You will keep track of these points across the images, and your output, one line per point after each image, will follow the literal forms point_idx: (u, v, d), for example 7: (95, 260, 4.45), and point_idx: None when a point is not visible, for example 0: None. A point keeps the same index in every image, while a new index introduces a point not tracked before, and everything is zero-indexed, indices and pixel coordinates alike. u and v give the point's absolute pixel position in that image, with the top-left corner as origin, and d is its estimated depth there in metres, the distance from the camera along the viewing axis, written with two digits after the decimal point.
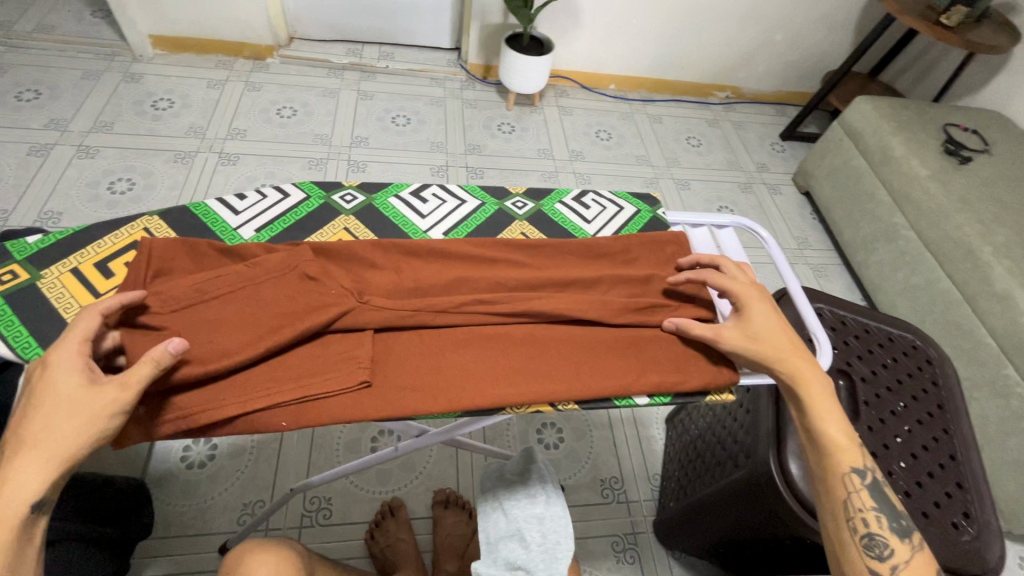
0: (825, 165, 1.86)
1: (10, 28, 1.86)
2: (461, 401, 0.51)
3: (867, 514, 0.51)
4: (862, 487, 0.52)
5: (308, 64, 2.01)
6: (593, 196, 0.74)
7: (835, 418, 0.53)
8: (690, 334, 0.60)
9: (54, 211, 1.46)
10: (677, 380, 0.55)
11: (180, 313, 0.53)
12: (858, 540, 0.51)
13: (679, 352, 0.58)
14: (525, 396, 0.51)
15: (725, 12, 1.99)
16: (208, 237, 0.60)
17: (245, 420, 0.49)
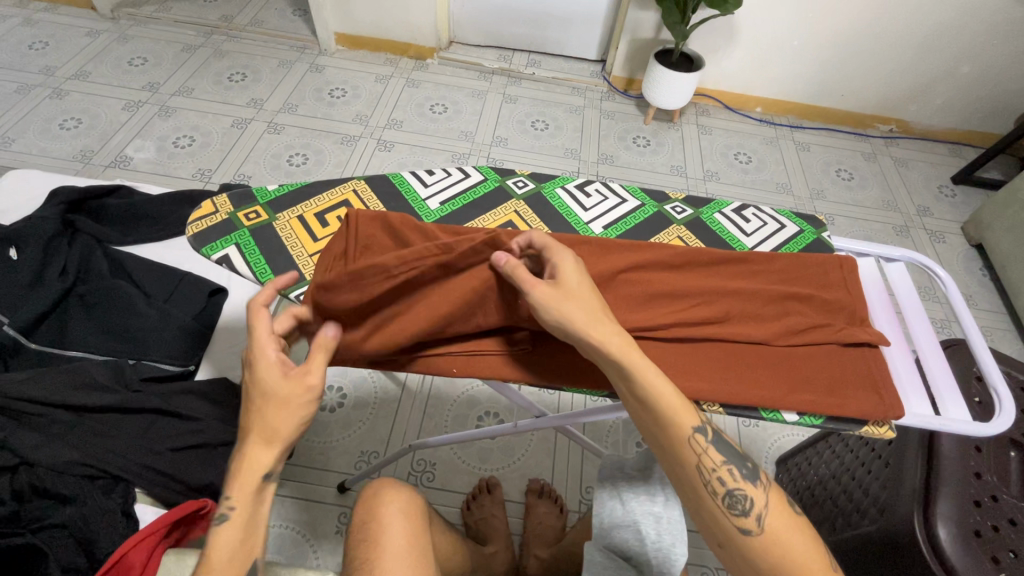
0: (1008, 216, 1.63)
1: (231, 21, 2.23)
2: None
3: None
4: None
5: (462, 66, 2.17)
6: (754, 210, 0.74)
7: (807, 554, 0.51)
8: (850, 361, 0.57)
9: (245, 174, 1.73)
10: (834, 404, 0.53)
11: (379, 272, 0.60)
12: None
13: (836, 375, 0.56)
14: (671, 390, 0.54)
15: (904, 37, 1.82)
16: (402, 205, 0.70)
17: (426, 360, 0.60)
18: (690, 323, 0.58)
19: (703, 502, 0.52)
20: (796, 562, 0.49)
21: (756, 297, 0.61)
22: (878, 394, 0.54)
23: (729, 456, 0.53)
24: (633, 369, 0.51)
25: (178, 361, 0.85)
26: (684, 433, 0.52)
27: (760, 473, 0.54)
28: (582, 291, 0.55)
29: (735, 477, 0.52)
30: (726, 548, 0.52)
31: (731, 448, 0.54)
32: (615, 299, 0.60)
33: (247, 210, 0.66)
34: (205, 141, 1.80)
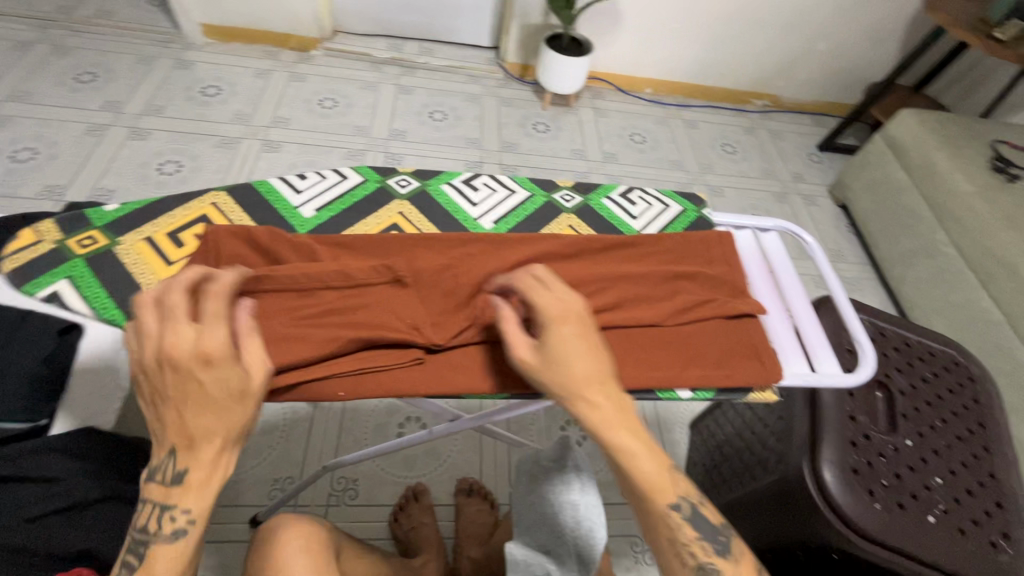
0: (863, 177, 1.84)
1: (72, 13, 1.94)
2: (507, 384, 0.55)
3: None
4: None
5: (350, 57, 2.06)
6: (640, 193, 0.75)
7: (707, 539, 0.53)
8: (735, 332, 0.60)
9: (107, 188, 1.52)
10: (722, 376, 0.56)
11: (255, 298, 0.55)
12: None
13: (724, 348, 0.59)
14: None
15: (768, 18, 1.97)
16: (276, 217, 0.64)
17: (307, 387, 0.54)
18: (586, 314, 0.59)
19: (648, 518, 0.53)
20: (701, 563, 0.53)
21: (646, 281, 0.62)
22: (761, 360, 0.58)
23: (705, 533, 0.53)
24: (625, 455, 0.51)
25: (24, 417, 0.74)
26: (660, 508, 0.52)
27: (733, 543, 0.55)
28: (579, 365, 0.51)
29: (708, 550, 0.53)
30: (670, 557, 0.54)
31: (708, 521, 0.54)
32: (510, 298, 0.59)
33: (80, 236, 0.59)
34: (52, 153, 1.57)
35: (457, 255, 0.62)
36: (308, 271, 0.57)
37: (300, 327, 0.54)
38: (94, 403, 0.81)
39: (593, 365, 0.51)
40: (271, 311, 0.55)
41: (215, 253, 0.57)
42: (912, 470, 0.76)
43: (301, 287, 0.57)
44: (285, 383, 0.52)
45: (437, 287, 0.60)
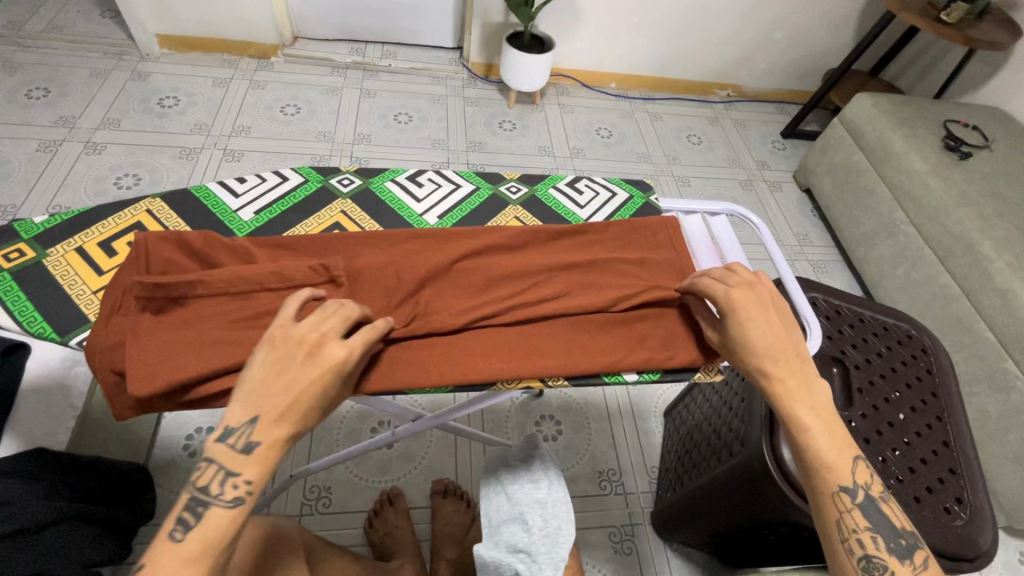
0: (825, 162, 1.87)
1: (20, 28, 1.89)
2: (453, 376, 0.53)
3: (861, 535, 0.50)
4: (854, 509, 0.50)
5: (312, 63, 2.04)
6: (587, 182, 0.77)
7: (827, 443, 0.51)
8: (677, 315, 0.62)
9: (63, 205, 1.48)
10: (666, 357, 0.57)
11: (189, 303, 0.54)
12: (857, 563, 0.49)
13: (671, 332, 0.60)
14: (514, 372, 0.54)
15: (725, 10, 2.00)
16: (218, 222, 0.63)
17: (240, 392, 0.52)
18: (529, 303, 0.59)
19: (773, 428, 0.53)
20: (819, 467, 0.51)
21: (590, 270, 0.64)
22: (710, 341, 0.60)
23: (876, 525, 0.50)
24: (799, 429, 0.51)
25: None
26: (830, 489, 0.51)
27: (914, 552, 0.50)
28: (752, 337, 0.53)
29: (879, 546, 0.50)
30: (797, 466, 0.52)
31: (884, 519, 0.51)
32: (455, 294, 0.60)
33: (7, 249, 0.58)
34: (4, 171, 1.52)
35: (400, 252, 0.62)
36: (244, 274, 0.56)
37: (233, 331, 0.53)
38: (46, 422, 0.80)
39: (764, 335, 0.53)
40: (205, 316, 0.54)
41: (144, 258, 0.55)
42: (867, 442, 0.77)
43: (235, 289, 0.55)
44: (216, 388, 0.50)
45: (379, 283, 0.59)
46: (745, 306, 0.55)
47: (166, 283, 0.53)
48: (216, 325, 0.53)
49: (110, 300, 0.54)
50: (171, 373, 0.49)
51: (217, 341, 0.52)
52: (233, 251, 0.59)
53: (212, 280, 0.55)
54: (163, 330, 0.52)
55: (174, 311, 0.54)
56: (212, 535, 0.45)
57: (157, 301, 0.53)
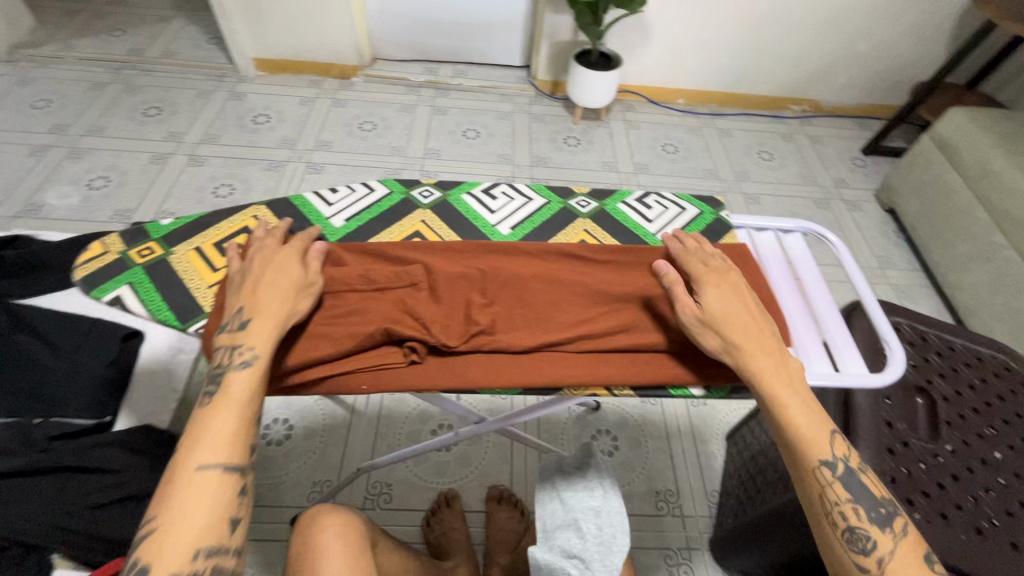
0: (912, 180, 1.76)
1: (142, 55, 2.14)
2: (521, 380, 0.58)
3: (843, 507, 0.52)
4: (835, 480, 0.52)
5: (389, 82, 2.17)
6: (656, 198, 0.80)
7: (799, 409, 0.53)
8: None
9: (169, 211, 1.66)
10: (726, 374, 0.60)
11: None
12: (840, 535, 0.52)
13: None
14: (580, 379, 0.58)
15: (801, 23, 1.94)
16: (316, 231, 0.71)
17: (333, 382, 0.59)
18: (589, 317, 0.63)
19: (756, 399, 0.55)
20: (797, 437, 0.53)
21: (648, 286, 0.67)
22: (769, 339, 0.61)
23: (859, 497, 0.52)
24: (778, 404, 0.53)
25: (91, 415, 0.81)
26: (812, 463, 0.53)
27: (895, 521, 0.52)
28: (731, 316, 0.58)
29: (861, 516, 0.52)
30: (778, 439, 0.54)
31: (864, 490, 0.53)
32: (520, 303, 0.64)
33: (140, 247, 0.67)
34: (123, 180, 1.72)
35: (471, 261, 0.68)
36: (335, 277, 0.64)
37: (324, 325, 0.60)
38: (151, 404, 0.88)
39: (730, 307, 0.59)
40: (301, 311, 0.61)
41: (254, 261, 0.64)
42: (955, 480, 0.72)
43: (328, 290, 0.63)
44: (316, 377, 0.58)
45: (454, 288, 0.65)
46: (716, 282, 0.61)
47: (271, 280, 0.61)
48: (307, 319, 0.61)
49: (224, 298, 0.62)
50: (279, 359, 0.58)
51: (313, 334, 0.59)
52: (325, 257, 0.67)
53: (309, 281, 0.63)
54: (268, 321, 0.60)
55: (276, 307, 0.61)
56: (236, 391, 0.52)
57: None
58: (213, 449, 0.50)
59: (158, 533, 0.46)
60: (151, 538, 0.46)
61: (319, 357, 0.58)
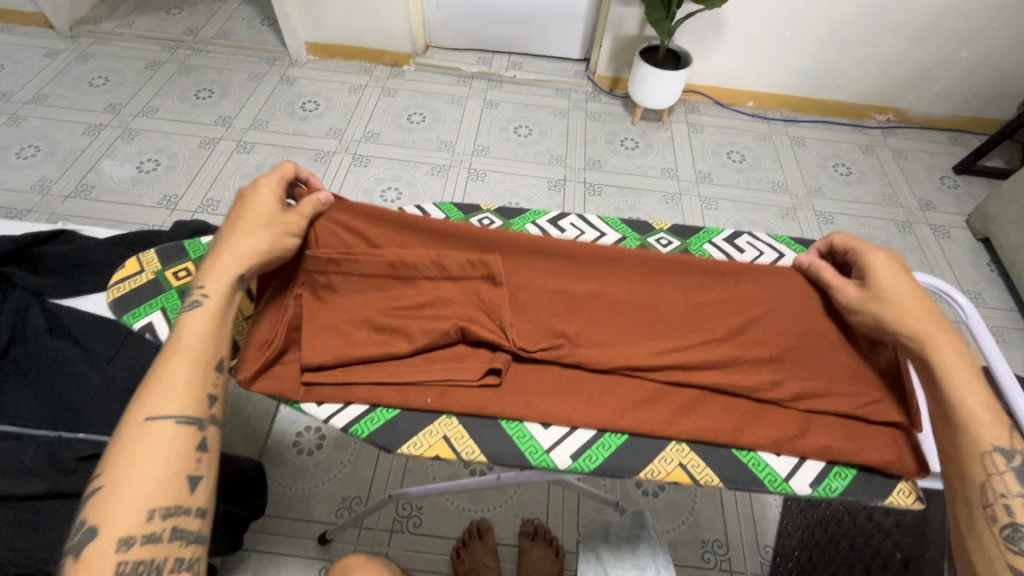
0: (1013, 209, 1.56)
1: (196, 34, 2.12)
2: (606, 420, 0.59)
3: (1012, 500, 0.50)
4: (1008, 471, 0.51)
5: (440, 71, 2.08)
6: (749, 239, 0.77)
7: (975, 392, 0.54)
8: (826, 392, 0.62)
9: (214, 199, 1.63)
10: (805, 436, 0.59)
11: (362, 280, 0.67)
12: (999, 530, 0.50)
13: (814, 412, 0.62)
14: (666, 430, 0.59)
15: (897, 24, 1.74)
16: (388, 228, 0.70)
17: (399, 389, 0.60)
18: (688, 345, 0.64)
19: (926, 377, 0.57)
20: (968, 417, 0.53)
21: (726, 321, 0.67)
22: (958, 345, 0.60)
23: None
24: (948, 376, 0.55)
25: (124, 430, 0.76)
26: (981, 447, 0.52)
27: None
28: (906, 296, 0.59)
29: None
30: (943, 423, 0.55)
31: None
32: (607, 321, 0.66)
33: (178, 268, 0.67)
34: (171, 164, 1.71)
35: (544, 274, 0.69)
36: (415, 266, 0.67)
37: (395, 318, 0.64)
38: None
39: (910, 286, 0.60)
40: (370, 299, 0.66)
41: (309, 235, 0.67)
42: None
43: (398, 275, 0.67)
44: (383, 379, 0.60)
45: (528, 304, 0.67)
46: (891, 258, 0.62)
47: (339, 258, 0.66)
48: (382, 311, 0.65)
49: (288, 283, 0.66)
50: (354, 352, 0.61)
51: (388, 328, 0.63)
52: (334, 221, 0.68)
53: (376, 266, 0.67)
54: (341, 303, 0.66)
55: (343, 292, 0.67)
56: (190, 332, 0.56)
57: (337, 276, 0.66)
58: (165, 403, 0.52)
59: (108, 490, 0.48)
60: (97, 499, 0.48)
61: (389, 350, 0.61)
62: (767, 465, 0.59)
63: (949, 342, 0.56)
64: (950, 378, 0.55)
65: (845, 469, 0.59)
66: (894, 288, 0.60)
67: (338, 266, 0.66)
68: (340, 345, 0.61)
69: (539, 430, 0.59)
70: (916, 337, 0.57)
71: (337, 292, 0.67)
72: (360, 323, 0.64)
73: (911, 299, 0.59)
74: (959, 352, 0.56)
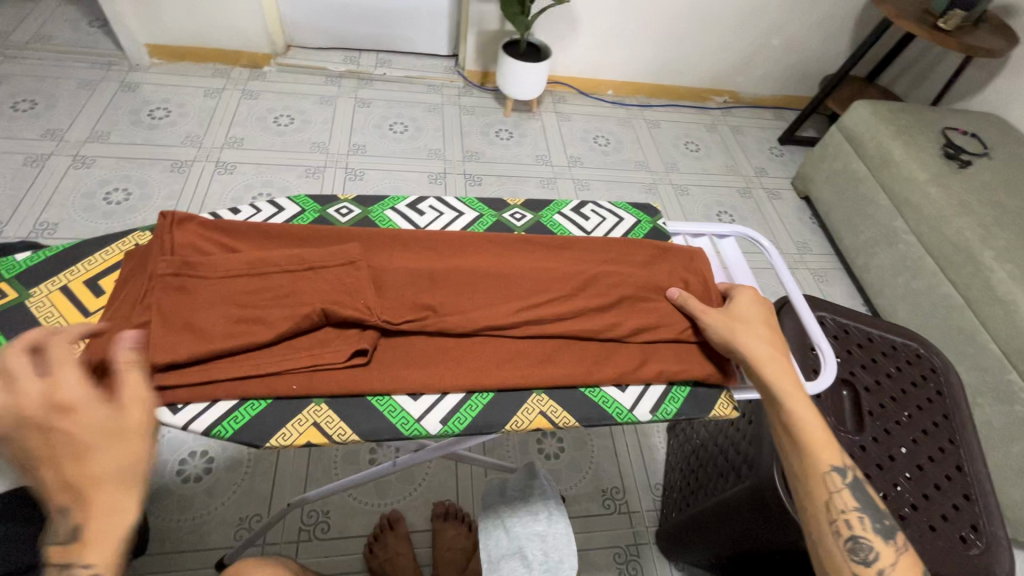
0: (824, 169, 1.87)
1: (6, 38, 1.85)
2: (468, 381, 0.59)
3: (849, 515, 0.55)
4: (844, 488, 0.56)
5: (305, 72, 2.01)
6: (593, 208, 0.83)
7: (812, 417, 0.57)
8: (658, 324, 0.67)
9: (50, 222, 1.44)
10: (647, 367, 0.64)
11: (215, 280, 0.59)
12: (843, 543, 0.54)
13: (649, 345, 0.67)
14: (526, 378, 0.61)
15: (721, 16, 1.99)
16: (225, 221, 0.66)
17: (260, 383, 0.56)
18: (545, 300, 0.66)
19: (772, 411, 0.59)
20: (809, 444, 0.57)
21: (572, 274, 0.69)
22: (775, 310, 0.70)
23: (863, 504, 0.56)
24: (792, 399, 0.58)
25: None
26: (823, 467, 0.56)
27: (895, 532, 0.56)
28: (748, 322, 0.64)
29: (865, 526, 0.55)
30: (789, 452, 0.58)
31: (868, 500, 0.56)
32: (469, 289, 0.66)
33: None
34: None
35: (403, 254, 0.68)
36: (268, 259, 0.61)
37: (249, 311, 0.58)
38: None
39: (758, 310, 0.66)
40: (225, 295, 0.59)
41: (166, 240, 0.61)
42: (880, 469, 0.75)
43: (258, 268, 0.61)
44: (244, 375, 0.55)
45: (392, 282, 0.64)
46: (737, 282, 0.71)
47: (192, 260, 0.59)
48: (234, 309, 0.58)
49: (131, 293, 0.58)
50: (200, 351, 0.54)
51: (242, 325, 0.57)
52: (187, 228, 0.63)
53: (233, 264, 0.61)
54: (191, 304, 0.57)
55: (191, 291, 0.58)
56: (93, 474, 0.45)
57: (182, 278, 0.58)
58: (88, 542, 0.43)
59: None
60: None
61: (247, 345, 0.56)
62: (615, 402, 0.62)
63: (777, 369, 0.60)
64: (791, 404, 0.57)
65: (679, 393, 0.65)
66: (743, 315, 0.65)
67: (186, 270, 0.59)
68: (189, 345, 0.54)
69: (409, 401, 0.59)
70: (754, 359, 0.61)
71: (182, 295, 0.58)
72: (212, 322, 0.56)
73: (758, 323, 0.64)
74: (796, 383, 0.59)
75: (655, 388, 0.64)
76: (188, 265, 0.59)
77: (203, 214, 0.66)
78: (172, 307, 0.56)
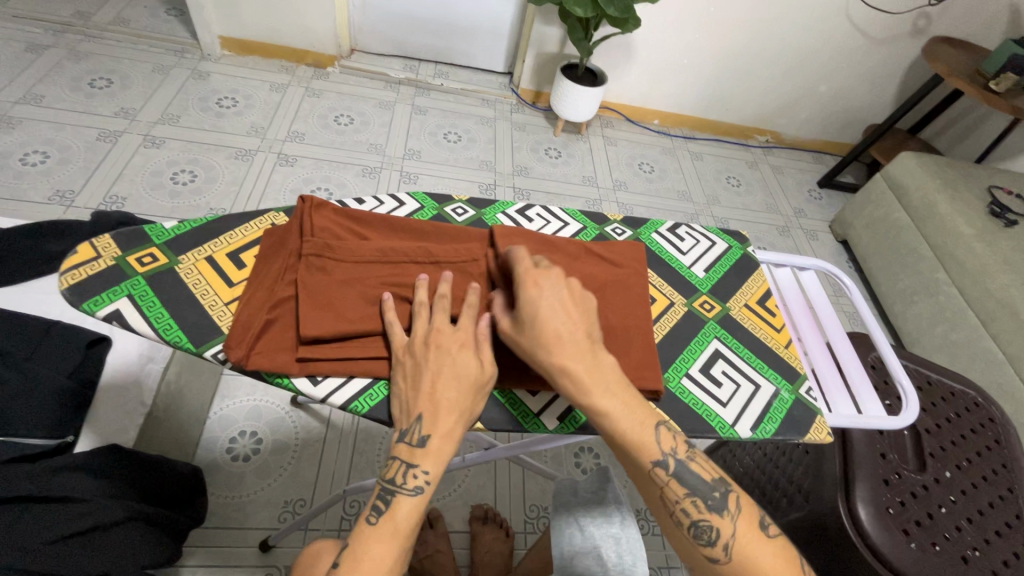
0: (865, 216, 1.90)
1: (88, 19, 1.93)
2: None
3: (684, 504, 0.54)
4: (669, 478, 0.55)
5: (367, 75, 2.08)
6: (687, 230, 0.85)
7: (625, 422, 0.54)
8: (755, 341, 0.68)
9: (119, 196, 1.49)
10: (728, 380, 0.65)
11: (350, 263, 0.62)
12: (688, 531, 0.54)
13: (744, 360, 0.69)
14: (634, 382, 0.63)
15: (773, 59, 2.05)
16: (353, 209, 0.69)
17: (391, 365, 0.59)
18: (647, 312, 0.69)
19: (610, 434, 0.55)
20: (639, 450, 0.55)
21: None
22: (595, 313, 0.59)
23: (693, 487, 0.55)
24: (599, 414, 0.54)
25: (54, 434, 0.73)
26: (644, 468, 0.55)
27: (729, 497, 0.55)
28: (547, 323, 0.56)
29: (700, 508, 0.54)
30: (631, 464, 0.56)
31: (698, 478, 0.55)
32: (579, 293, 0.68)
33: (141, 253, 0.62)
34: (64, 157, 1.54)
35: None
36: (399, 248, 0.65)
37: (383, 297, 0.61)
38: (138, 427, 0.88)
39: (557, 324, 0.56)
40: (361, 278, 0.62)
41: (306, 223, 0.64)
42: (941, 510, 0.76)
43: (390, 256, 0.64)
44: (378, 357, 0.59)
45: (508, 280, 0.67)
46: (535, 280, 0.58)
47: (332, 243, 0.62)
48: (369, 293, 0.61)
49: (274, 268, 0.62)
50: (340, 329, 0.57)
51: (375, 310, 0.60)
52: (321, 212, 0.66)
53: (367, 250, 0.64)
54: (330, 285, 0.60)
55: (330, 271, 0.61)
56: (402, 517, 0.53)
57: (322, 260, 0.62)
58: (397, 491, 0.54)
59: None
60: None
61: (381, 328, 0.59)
62: (715, 412, 0.64)
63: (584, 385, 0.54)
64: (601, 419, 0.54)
65: (776, 413, 0.66)
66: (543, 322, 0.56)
67: (326, 251, 0.62)
68: (331, 323, 0.57)
69: (528, 396, 0.63)
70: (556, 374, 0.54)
71: (321, 275, 0.61)
72: (350, 305, 0.59)
73: (553, 333, 0.55)
74: (610, 387, 0.55)
75: (753, 407, 0.66)
76: (327, 247, 0.62)
77: (334, 200, 0.69)
78: (314, 286, 0.60)
